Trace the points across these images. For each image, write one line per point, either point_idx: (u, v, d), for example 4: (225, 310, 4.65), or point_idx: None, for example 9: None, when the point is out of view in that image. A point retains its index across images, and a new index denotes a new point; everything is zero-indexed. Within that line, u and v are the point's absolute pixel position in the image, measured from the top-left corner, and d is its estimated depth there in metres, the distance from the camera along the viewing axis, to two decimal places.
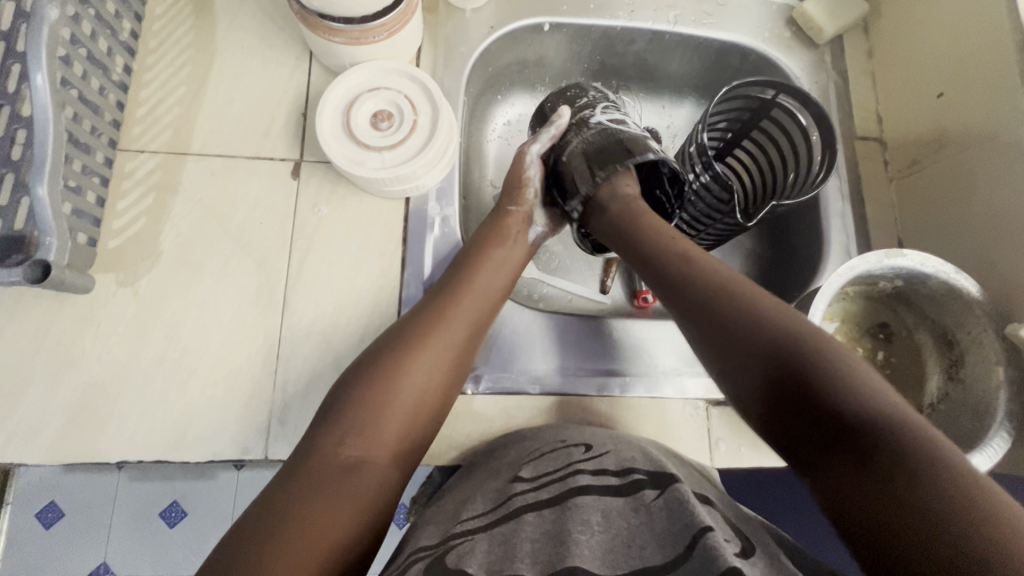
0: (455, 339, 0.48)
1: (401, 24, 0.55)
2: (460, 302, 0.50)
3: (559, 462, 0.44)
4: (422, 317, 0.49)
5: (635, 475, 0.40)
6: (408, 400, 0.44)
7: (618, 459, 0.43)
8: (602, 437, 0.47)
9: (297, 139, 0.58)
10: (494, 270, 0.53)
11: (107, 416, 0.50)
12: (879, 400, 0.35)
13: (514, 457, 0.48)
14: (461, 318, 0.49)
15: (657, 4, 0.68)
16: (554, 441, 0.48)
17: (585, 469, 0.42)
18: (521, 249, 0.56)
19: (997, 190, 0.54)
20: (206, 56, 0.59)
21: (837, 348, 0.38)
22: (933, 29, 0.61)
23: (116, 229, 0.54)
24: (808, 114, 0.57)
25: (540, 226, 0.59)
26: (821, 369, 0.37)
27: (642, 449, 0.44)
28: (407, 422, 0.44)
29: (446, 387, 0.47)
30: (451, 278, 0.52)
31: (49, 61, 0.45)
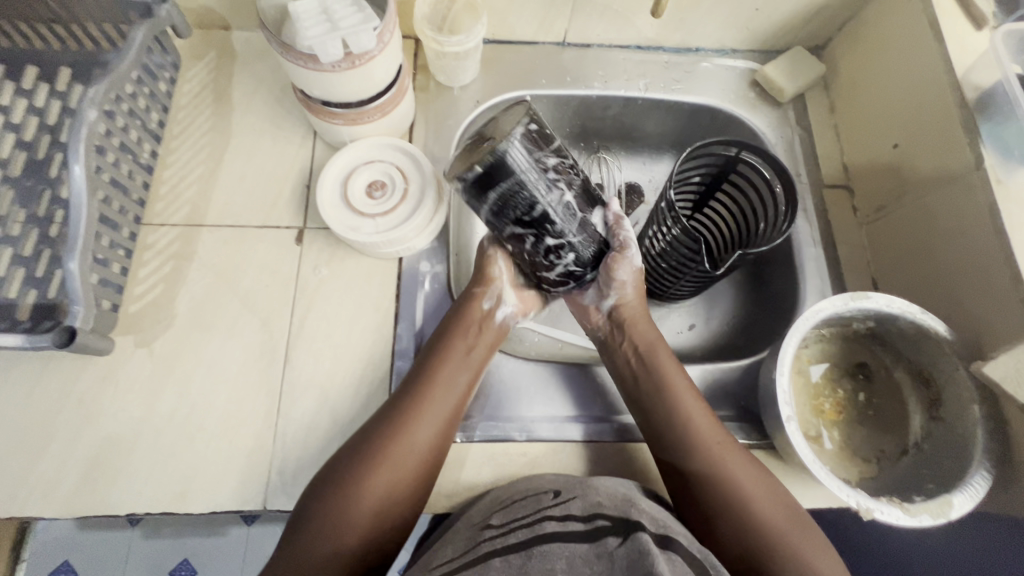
0: (417, 446, 0.50)
1: (393, 105, 0.62)
2: (421, 412, 0.51)
3: (528, 507, 0.46)
4: (393, 412, 0.51)
5: (599, 520, 0.42)
6: (371, 506, 0.47)
7: (584, 504, 0.44)
8: (569, 481, 0.49)
9: (301, 208, 0.64)
10: (457, 370, 0.54)
11: (120, 470, 0.54)
12: (761, 512, 0.48)
13: (487, 507, 0.49)
14: (424, 425, 0.51)
15: (629, 74, 0.74)
16: (527, 489, 0.49)
17: (553, 515, 0.44)
18: (489, 334, 0.57)
19: (954, 233, 0.57)
20: (223, 138, 0.67)
21: (766, 520, 0.48)
22: (882, 87, 0.66)
23: (137, 295, 0.59)
24: (771, 168, 0.61)
25: (510, 305, 0.58)
26: (735, 502, 0.48)
27: (607, 491, 0.46)
28: (376, 514, 0.47)
29: (418, 477, 0.50)
30: (419, 374, 0.54)
31: (86, 153, 0.52)
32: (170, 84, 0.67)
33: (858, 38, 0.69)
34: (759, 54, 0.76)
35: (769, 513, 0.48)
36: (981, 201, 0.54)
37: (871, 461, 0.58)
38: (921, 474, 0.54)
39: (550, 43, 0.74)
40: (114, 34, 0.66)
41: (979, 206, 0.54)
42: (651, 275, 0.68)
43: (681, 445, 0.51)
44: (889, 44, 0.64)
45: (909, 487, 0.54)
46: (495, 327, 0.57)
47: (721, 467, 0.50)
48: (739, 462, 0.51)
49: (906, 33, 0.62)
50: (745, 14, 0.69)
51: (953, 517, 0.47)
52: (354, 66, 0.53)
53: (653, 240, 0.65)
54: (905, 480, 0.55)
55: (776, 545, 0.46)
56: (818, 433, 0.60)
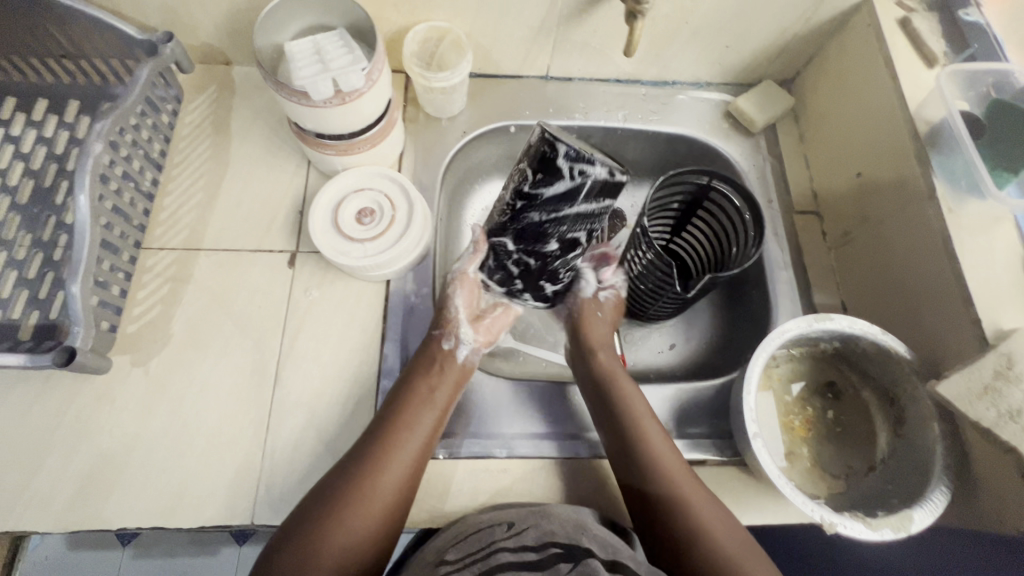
0: (384, 485, 0.50)
1: (382, 136, 0.66)
2: (387, 452, 0.52)
3: (482, 540, 0.48)
4: (359, 456, 0.52)
5: (551, 548, 0.46)
6: (336, 553, 0.46)
7: (538, 533, 0.48)
8: (521, 510, 0.51)
9: (294, 233, 0.67)
10: (423, 411, 0.56)
11: (113, 485, 0.56)
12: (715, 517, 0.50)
13: (441, 541, 0.50)
14: (392, 466, 0.51)
15: (608, 106, 0.78)
16: (478, 521, 0.50)
17: (507, 548, 0.47)
18: (454, 373, 0.60)
19: (912, 258, 0.60)
20: (221, 167, 0.70)
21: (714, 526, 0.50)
22: (845, 119, 0.69)
23: (135, 316, 0.62)
24: (740, 196, 0.64)
25: (470, 344, 0.63)
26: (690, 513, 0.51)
27: (559, 516, 0.49)
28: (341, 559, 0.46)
29: (385, 519, 0.50)
30: (385, 417, 0.55)
31: (92, 182, 0.55)
32: (172, 116, 0.70)
33: (823, 74, 0.73)
34: (732, 87, 0.80)
35: (722, 522, 0.50)
36: (935, 228, 0.57)
37: (841, 477, 0.60)
38: (886, 490, 0.56)
39: (533, 77, 0.78)
40: (121, 70, 0.70)
41: (933, 232, 0.57)
42: (631, 297, 0.71)
43: (636, 463, 0.54)
44: (850, 80, 0.68)
45: (875, 502, 0.56)
46: (457, 366, 0.61)
47: (673, 484, 0.52)
48: (689, 480, 0.53)
49: (865, 70, 0.66)
50: (716, 50, 0.74)
51: (913, 531, 0.49)
52: (345, 102, 0.56)
53: (631, 264, 0.68)
54: (872, 496, 0.57)
55: (727, 561, 0.48)
56: (789, 450, 0.62)
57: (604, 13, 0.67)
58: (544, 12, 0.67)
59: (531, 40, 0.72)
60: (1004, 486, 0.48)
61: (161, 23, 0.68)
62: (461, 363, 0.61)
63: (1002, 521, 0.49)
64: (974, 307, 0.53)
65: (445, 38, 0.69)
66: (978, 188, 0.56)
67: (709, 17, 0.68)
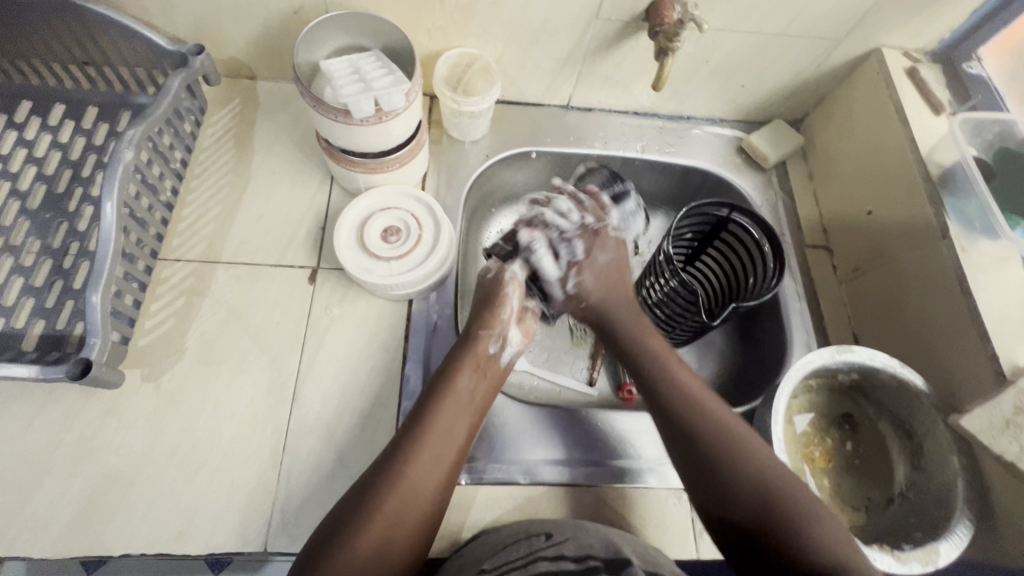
0: (422, 484, 0.49)
1: (411, 157, 0.66)
2: (427, 451, 0.50)
3: (521, 551, 0.49)
4: (399, 449, 0.50)
5: (590, 561, 0.47)
6: (370, 547, 0.45)
7: (577, 546, 0.49)
8: (559, 522, 0.52)
9: (316, 249, 0.66)
10: (462, 411, 0.54)
11: (116, 508, 0.52)
12: (812, 519, 0.46)
13: (479, 547, 0.51)
14: (429, 461, 0.50)
15: (627, 137, 0.80)
16: (517, 530, 0.52)
17: (544, 558, 0.48)
18: (493, 377, 0.58)
19: (925, 293, 0.62)
20: (242, 180, 0.69)
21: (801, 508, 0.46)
22: (855, 159, 0.72)
23: (148, 328, 0.60)
24: (759, 228, 0.66)
25: (515, 346, 0.61)
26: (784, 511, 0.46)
27: (598, 533, 0.50)
28: (375, 553, 0.45)
29: (422, 521, 0.48)
30: (422, 412, 0.53)
31: (119, 189, 0.54)
32: (195, 127, 0.70)
33: (833, 116, 0.76)
34: (745, 124, 0.83)
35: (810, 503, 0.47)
36: (949, 266, 0.59)
37: (860, 509, 0.61)
38: (908, 522, 0.56)
39: (555, 105, 0.80)
40: (145, 78, 0.69)
41: (946, 269, 0.60)
42: None
43: (693, 428, 0.52)
44: (861, 122, 0.72)
45: (897, 534, 0.56)
46: (498, 370, 0.58)
47: (734, 446, 0.50)
48: (757, 442, 0.51)
49: (875, 114, 0.70)
50: (732, 89, 0.77)
51: (941, 565, 0.50)
52: (382, 121, 0.57)
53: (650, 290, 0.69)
54: (892, 528, 0.58)
55: (786, 520, 0.46)
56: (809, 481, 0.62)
57: (630, 48, 0.70)
58: (573, 44, 0.69)
59: (558, 70, 0.73)
60: None
61: (191, 35, 0.68)
62: (504, 366, 0.59)
63: None
64: (990, 342, 0.55)
65: (475, 64, 0.71)
66: (990, 229, 0.59)
67: (729, 57, 0.71)
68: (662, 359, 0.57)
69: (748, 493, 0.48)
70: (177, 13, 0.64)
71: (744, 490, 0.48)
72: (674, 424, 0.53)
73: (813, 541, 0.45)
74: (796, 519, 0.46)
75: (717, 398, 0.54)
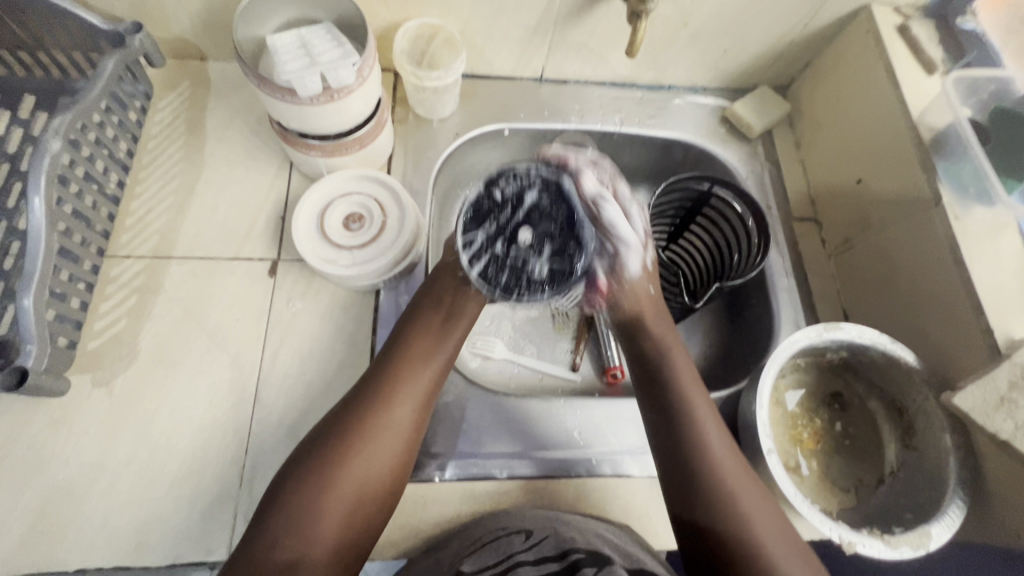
0: (396, 430, 0.48)
1: (373, 136, 0.62)
2: (393, 403, 0.49)
3: (497, 554, 0.47)
4: (369, 393, 0.49)
5: (573, 554, 0.46)
6: (343, 505, 0.45)
7: (557, 542, 0.48)
8: (538, 517, 0.50)
9: (275, 240, 0.62)
10: (433, 350, 0.52)
11: (72, 520, 0.50)
12: (752, 523, 0.45)
13: (455, 549, 0.49)
14: (399, 409, 0.49)
15: (604, 110, 0.76)
16: (495, 527, 0.49)
17: (527, 562, 0.47)
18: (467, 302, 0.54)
19: (919, 267, 0.59)
20: (194, 169, 0.65)
21: (744, 486, 0.47)
22: (845, 124, 0.68)
23: (97, 330, 0.56)
24: (742, 203, 0.63)
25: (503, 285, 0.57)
26: (727, 502, 0.46)
27: (580, 527, 0.49)
28: (348, 510, 0.45)
29: (395, 469, 0.48)
30: (393, 355, 0.51)
31: (48, 185, 0.49)
32: (140, 113, 0.65)
33: (820, 81, 0.72)
34: (729, 92, 0.79)
35: (756, 495, 0.47)
36: (942, 236, 0.56)
37: (851, 491, 0.58)
38: (898, 504, 0.55)
39: (527, 78, 0.76)
40: (83, 62, 0.64)
41: (938, 240, 0.57)
42: None
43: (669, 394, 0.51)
44: (850, 86, 0.68)
45: (886, 518, 0.55)
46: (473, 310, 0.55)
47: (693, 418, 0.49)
48: (744, 474, 0.48)
49: (865, 75, 0.66)
50: (714, 54, 0.72)
51: (932, 548, 0.48)
52: (333, 99, 0.52)
53: None
54: (882, 510, 0.56)
55: (723, 495, 0.46)
56: (798, 463, 0.60)
57: (604, 13, 0.65)
58: (542, 10, 0.64)
59: (527, 40, 0.69)
60: (1019, 499, 0.48)
61: (128, 13, 0.62)
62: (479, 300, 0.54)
63: (1017, 535, 0.48)
64: (984, 315, 0.52)
65: (437, 36, 0.66)
66: (985, 195, 0.55)
67: (709, 20, 0.66)
68: (680, 391, 0.51)
69: (698, 470, 0.47)
70: None
71: (698, 464, 0.47)
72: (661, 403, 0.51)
73: (742, 513, 0.45)
74: (732, 510, 0.46)
75: (722, 433, 0.50)
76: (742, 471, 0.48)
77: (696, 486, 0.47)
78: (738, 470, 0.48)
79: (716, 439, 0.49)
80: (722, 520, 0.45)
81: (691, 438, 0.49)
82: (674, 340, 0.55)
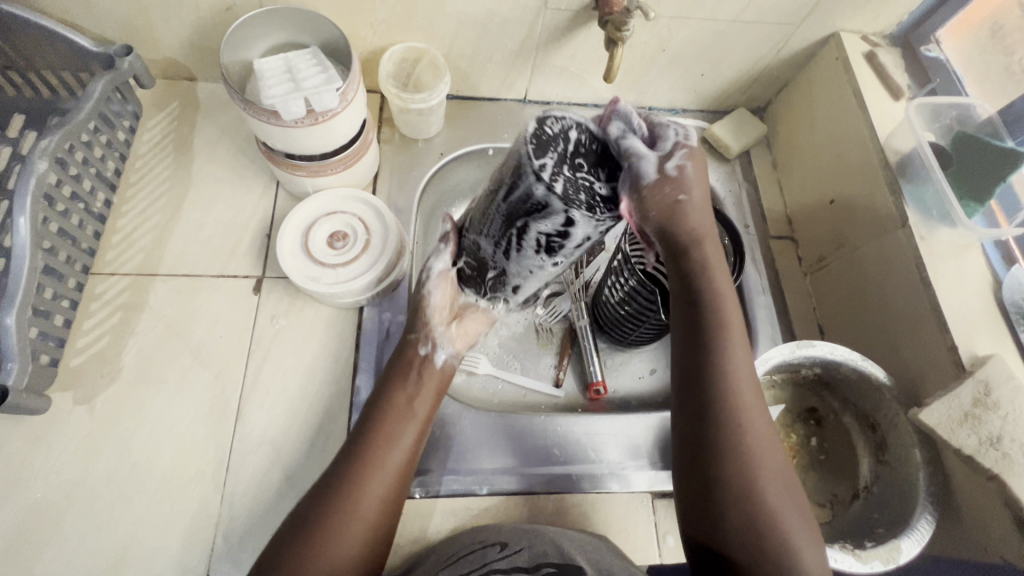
0: (383, 482, 0.46)
1: (357, 157, 0.63)
2: (384, 447, 0.48)
3: (472, 564, 0.47)
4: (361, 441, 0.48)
5: (544, 567, 0.45)
6: (336, 556, 0.43)
7: (530, 554, 0.47)
8: (515, 530, 0.51)
9: (260, 257, 0.63)
10: (419, 392, 0.52)
11: (49, 540, 0.50)
12: (775, 513, 0.40)
13: (433, 563, 0.49)
14: (390, 458, 0.48)
15: None
16: (472, 541, 0.50)
17: (500, 569, 0.46)
18: (436, 379, 0.54)
19: (888, 285, 0.60)
20: (181, 188, 0.66)
21: (773, 471, 0.42)
22: (818, 146, 0.70)
23: (80, 348, 0.57)
24: (718, 222, 0.65)
25: (447, 350, 0.56)
26: (752, 486, 0.41)
27: (554, 542, 0.49)
28: (339, 561, 0.43)
29: (385, 516, 0.46)
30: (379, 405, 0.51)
31: (34, 205, 0.50)
32: (128, 133, 0.66)
33: (794, 104, 0.75)
34: (708, 113, 0.81)
35: (785, 483, 0.42)
36: (909, 256, 0.58)
37: (825, 505, 0.60)
38: (871, 518, 0.56)
39: (511, 99, 0.77)
40: (73, 82, 0.65)
41: (905, 260, 0.58)
42: (611, 323, 0.69)
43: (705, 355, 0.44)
44: (822, 110, 0.70)
45: (859, 532, 0.56)
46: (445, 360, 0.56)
47: (729, 389, 0.43)
48: (776, 459, 0.42)
49: (835, 99, 0.68)
50: (692, 78, 0.74)
51: (902, 562, 0.49)
52: (318, 121, 0.54)
53: (611, 290, 0.65)
54: (856, 525, 0.57)
55: (750, 478, 0.41)
56: None
57: (584, 38, 0.67)
58: (523, 35, 0.66)
59: (510, 63, 0.71)
60: (985, 513, 0.49)
61: (118, 35, 0.64)
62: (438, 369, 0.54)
63: (984, 549, 0.49)
64: (949, 333, 0.54)
65: (422, 59, 0.68)
66: (948, 217, 0.57)
67: (686, 46, 0.69)
68: (718, 315, 0.46)
69: (727, 446, 0.42)
70: (100, 12, 0.60)
71: (728, 441, 0.42)
72: (693, 365, 0.45)
73: (765, 500, 0.41)
74: (756, 493, 0.41)
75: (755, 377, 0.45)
76: (775, 455, 0.42)
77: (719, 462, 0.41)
78: (770, 452, 0.42)
79: (750, 415, 0.43)
80: (744, 505, 0.40)
81: (723, 410, 0.43)
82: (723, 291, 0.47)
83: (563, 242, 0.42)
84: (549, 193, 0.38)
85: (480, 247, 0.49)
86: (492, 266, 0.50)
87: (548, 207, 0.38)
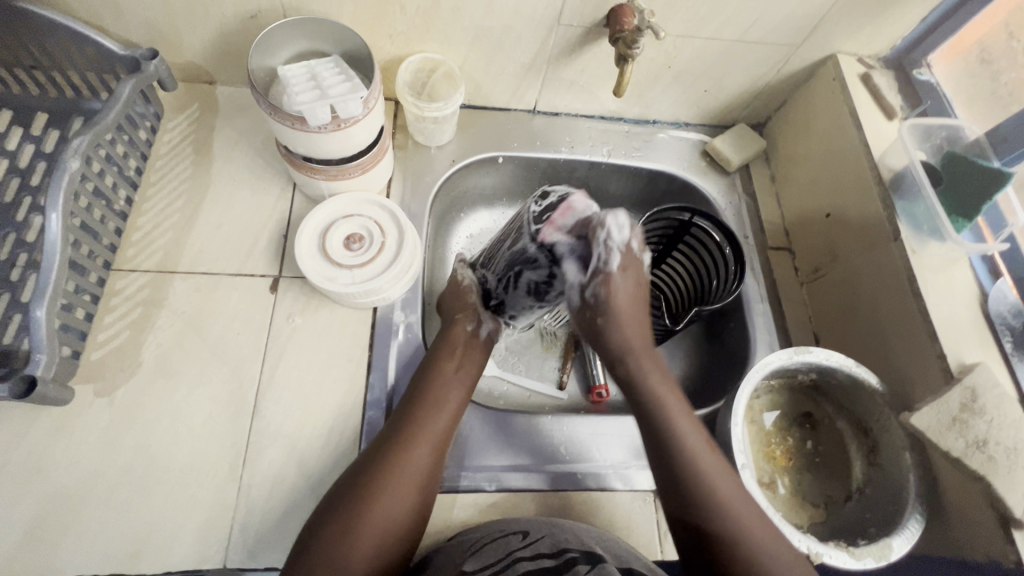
0: (417, 463, 0.52)
1: (374, 162, 0.65)
2: (421, 436, 0.54)
3: (498, 551, 0.49)
4: (397, 431, 0.54)
5: (568, 553, 0.48)
6: (376, 530, 0.49)
7: (553, 542, 0.50)
8: (536, 521, 0.53)
9: (277, 257, 0.65)
10: (450, 389, 0.58)
11: (69, 528, 0.51)
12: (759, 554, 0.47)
13: (451, 552, 0.51)
14: (423, 446, 0.53)
15: (593, 141, 0.80)
16: (495, 528, 0.52)
17: (524, 557, 0.48)
18: (477, 353, 0.62)
19: (880, 295, 0.63)
20: (201, 188, 0.68)
21: (747, 521, 0.48)
22: (816, 162, 0.73)
23: (101, 341, 0.58)
24: (719, 232, 0.67)
25: (493, 325, 0.64)
26: (732, 536, 0.48)
27: (574, 531, 0.51)
28: (380, 535, 0.49)
29: (419, 500, 0.52)
30: (411, 397, 0.57)
31: (65, 201, 0.52)
32: (150, 133, 0.68)
33: (793, 121, 0.78)
34: (710, 128, 0.84)
35: (761, 526, 0.49)
36: (900, 268, 0.61)
37: (820, 505, 0.62)
38: (864, 518, 0.58)
39: (521, 110, 0.80)
40: (97, 83, 0.67)
41: (898, 272, 0.61)
42: None
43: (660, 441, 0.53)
44: (819, 127, 0.73)
45: (852, 532, 0.58)
46: (481, 346, 0.62)
47: (691, 461, 0.51)
48: (747, 508, 0.49)
49: (832, 117, 0.71)
50: (696, 94, 0.77)
51: (892, 560, 0.51)
52: (340, 128, 0.56)
53: None
54: (849, 524, 0.59)
55: (730, 531, 0.48)
56: (770, 479, 0.63)
57: (594, 54, 0.70)
58: (536, 49, 0.69)
59: (522, 76, 0.74)
60: (971, 514, 0.52)
61: (144, 39, 0.66)
62: (483, 340, 0.63)
63: (972, 548, 0.52)
64: (939, 342, 0.56)
65: (438, 69, 0.71)
66: (937, 232, 0.60)
67: (691, 63, 0.72)
68: (663, 407, 0.54)
69: (701, 509, 0.49)
70: (129, 17, 0.62)
71: (702, 503, 0.49)
72: (654, 448, 0.53)
73: (750, 547, 0.47)
74: (739, 543, 0.47)
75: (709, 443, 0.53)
76: (743, 505, 0.49)
77: (706, 526, 0.49)
78: (739, 505, 0.49)
79: (715, 480, 0.50)
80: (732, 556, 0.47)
81: (689, 480, 0.50)
82: (660, 382, 0.56)
83: (548, 288, 0.55)
84: (537, 251, 0.52)
85: (486, 280, 0.62)
86: (494, 297, 0.62)
87: (538, 260, 0.52)
